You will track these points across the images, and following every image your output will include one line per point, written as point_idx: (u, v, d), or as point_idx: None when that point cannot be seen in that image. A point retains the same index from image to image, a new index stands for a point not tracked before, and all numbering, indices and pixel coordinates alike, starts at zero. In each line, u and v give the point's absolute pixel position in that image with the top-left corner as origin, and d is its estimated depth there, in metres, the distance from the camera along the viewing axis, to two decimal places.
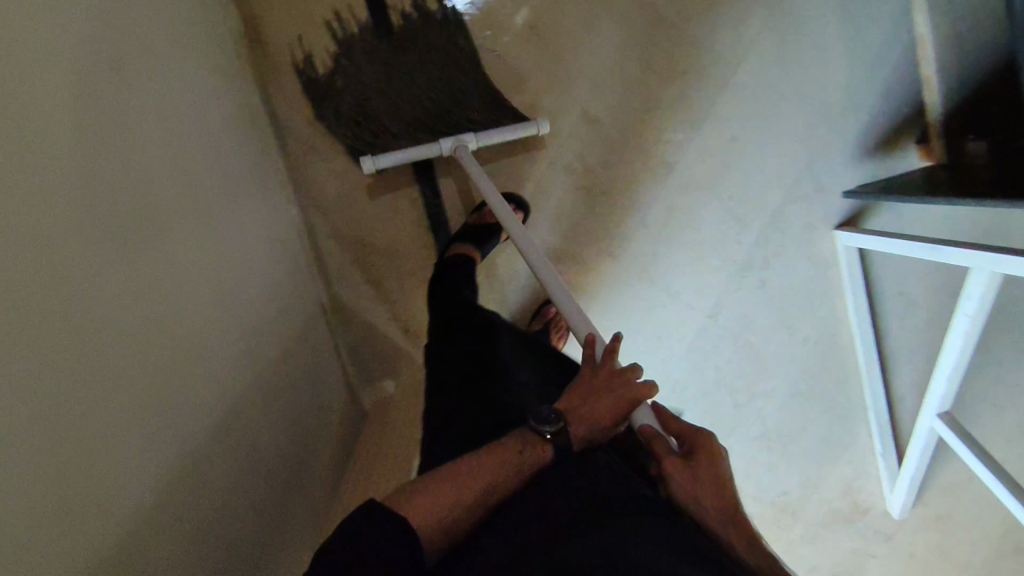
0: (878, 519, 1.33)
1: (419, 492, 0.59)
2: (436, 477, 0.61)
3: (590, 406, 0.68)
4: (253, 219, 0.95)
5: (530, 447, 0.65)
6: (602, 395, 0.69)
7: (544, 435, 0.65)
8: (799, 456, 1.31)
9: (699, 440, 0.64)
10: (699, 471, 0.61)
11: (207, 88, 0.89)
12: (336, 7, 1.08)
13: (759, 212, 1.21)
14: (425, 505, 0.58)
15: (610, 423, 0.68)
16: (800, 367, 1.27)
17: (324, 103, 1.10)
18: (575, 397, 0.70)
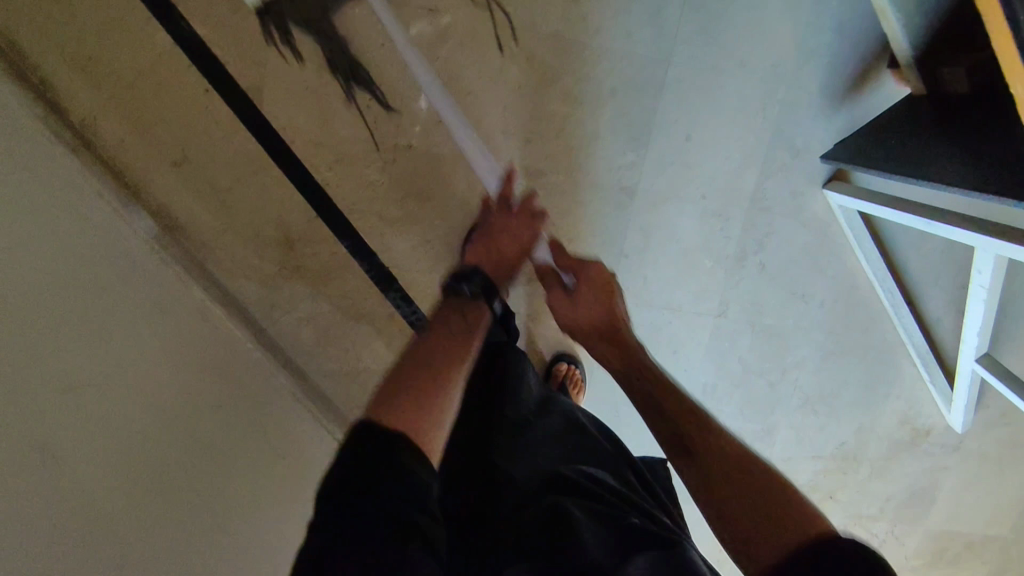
0: (941, 435, 1.32)
1: (404, 417, 0.56)
2: (421, 393, 0.59)
3: (500, 241, 0.84)
4: (238, 422, 0.96)
5: (465, 298, 0.75)
6: (502, 233, 0.85)
7: (468, 295, 0.76)
8: (848, 408, 1.28)
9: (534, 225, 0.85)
10: (580, 297, 0.81)
11: (140, 326, 0.88)
12: (236, 164, 1.02)
13: (738, 198, 1.12)
14: (405, 418, 0.56)
15: (516, 257, 0.83)
16: (828, 328, 1.22)
17: (264, 259, 1.07)
18: (481, 246, 0.84)
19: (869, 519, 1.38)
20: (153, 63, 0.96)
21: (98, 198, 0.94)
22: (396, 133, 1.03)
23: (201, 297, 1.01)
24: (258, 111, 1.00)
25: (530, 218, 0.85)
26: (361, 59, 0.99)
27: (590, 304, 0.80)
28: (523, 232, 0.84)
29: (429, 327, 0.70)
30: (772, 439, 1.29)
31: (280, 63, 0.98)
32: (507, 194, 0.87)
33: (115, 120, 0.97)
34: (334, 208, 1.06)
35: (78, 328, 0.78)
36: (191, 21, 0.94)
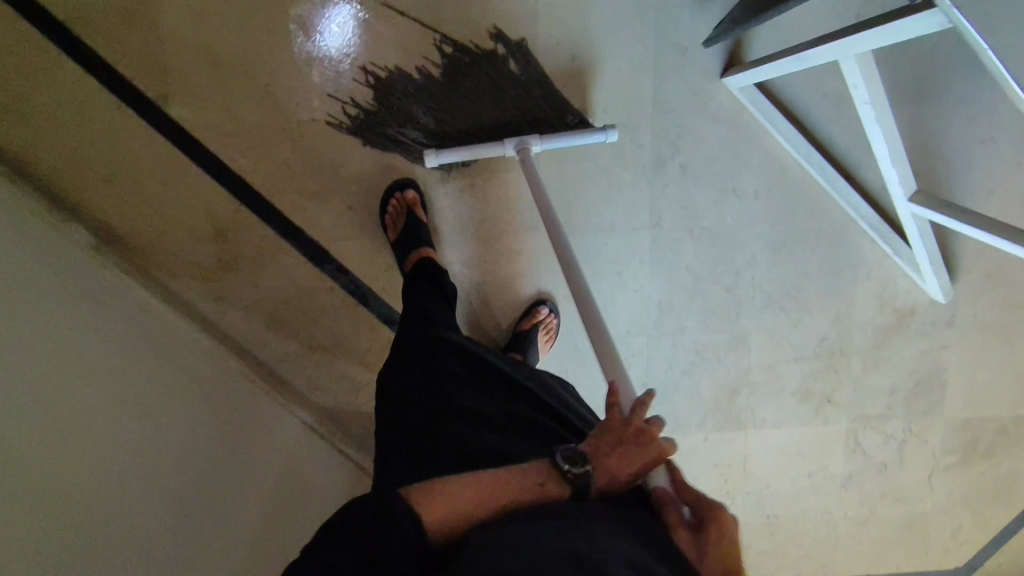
0: (928, 312, 1.25)
1: (443, 500, 0.56)
2: (460, 489, 0.58)
3: (617, 455, 0.63)
4: (186, 397, 0.99)
5: (551, 472, 0.61)
6: (632, 446, 0.64)
7: (563, 468, 0.61)
8: (818, 300, 1.24)
9: (716, 517, 0.60)
10: (704, 535, 0.60)
11: (83, 309, 0.94)
12: (158, 169, 1.10)
13: (639, 106, 1.14)
14: (447, 504, 0.56)
15: (627, 478, 0.63)
16: (770, 219, 1.20)
17: (200, 254, 1.13)
18: (601, 442, 0.64)
19: (879, 418, 1.29)
20: (70, 91, 1.06)
21: (33, 217, 1.02)
22: (297, 111, 1.10)
23: (140, 295, 1.07)
24: (169, 115, 1.08)
25: (658, 437, 0.66)
26: (252, 48, 1.07)
27: (706, 547, 0.59)
28: (653, 464, 0.64)
29: (503, 479, 0.60)
30: (746, 348, 1.24)
31: (180, 66, 1.07)
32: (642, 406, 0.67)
33: (44, 148, 1.07)
34: (255, 192, 1.12)
35: (13, 303, 0.82)
36: (94, 47, 1.05)
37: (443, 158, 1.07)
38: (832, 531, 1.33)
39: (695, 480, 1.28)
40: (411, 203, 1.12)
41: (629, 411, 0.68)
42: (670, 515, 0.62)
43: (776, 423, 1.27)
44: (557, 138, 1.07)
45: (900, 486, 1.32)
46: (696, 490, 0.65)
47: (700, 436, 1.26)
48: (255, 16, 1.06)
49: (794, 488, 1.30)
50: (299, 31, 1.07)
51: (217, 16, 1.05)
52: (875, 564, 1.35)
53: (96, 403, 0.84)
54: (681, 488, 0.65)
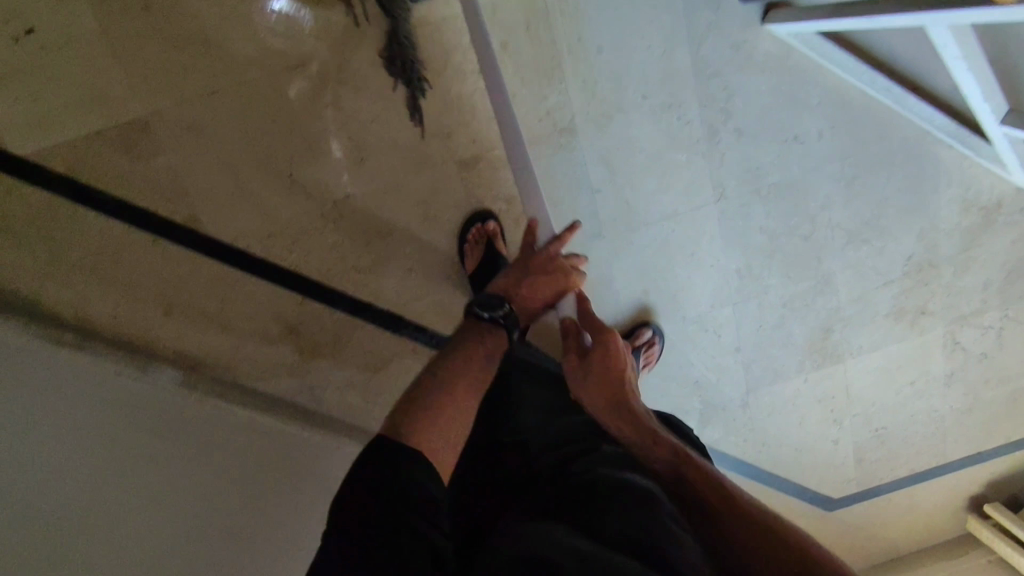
0: (1015, 201, 1.20)
1: (422, 425, 0.63)
2: (439, 407, 0.66)
3: (529, 291, 0.86)
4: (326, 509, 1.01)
5: (486, 328, 0.80)
6: (542, 279, 0.88)
7: (483, 318, 0.81)
8: (899, 221, 1.18)
9: (602, 337, 0.79)
10: (591, 364, 0.77)
11: (209, 457, 0.95)
12: (214, 287, 1.07)
13: (679, 81, 1.04)
14: (429, 429, 0.64)
15: (541, 303, 0.88)
16: (838, 156, 1.12)
17: (283, 354, 1.12)
18: (517, 268, 0.90)
19: (974, 315, 1.28)
20: (100, 239, 1.01)
21: (115, 376, 0.98)
22: (328, 193, 1.03)
23: (241, 415, 1.07)
24: (204, 235, 1.03)
25: (570, 270, 0.89)
26: (264, 141, 0.99)
27: (594, 376, 0.76)
28: (556, 283, 0.88)
29: (454, 365, 0.74)
30: (832, 287, 1.21)
31: (198, 182, 1.00)
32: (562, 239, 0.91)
33: (97, 301, 1.03)
34: (313, 283, 1.08)
35: None
36: (107, 190, 0.98)
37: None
38: (940, 425, 1.37)
39: (804, 418, 1.31)
40: (491, 235, 1.06)
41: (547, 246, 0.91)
42: (569, 342, 0.83)
43: (873, 347, 1.27)
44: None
45: (1003, 369, 1.33)
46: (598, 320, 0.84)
47: (800, 379, 1.27)
48: (257, 109, 0.98)
49: (898, 398, 1.33)
50: (306, 111, 0.99)
51: (219, 122, 0.98)
52: (987, 442, 1.39)
53: None
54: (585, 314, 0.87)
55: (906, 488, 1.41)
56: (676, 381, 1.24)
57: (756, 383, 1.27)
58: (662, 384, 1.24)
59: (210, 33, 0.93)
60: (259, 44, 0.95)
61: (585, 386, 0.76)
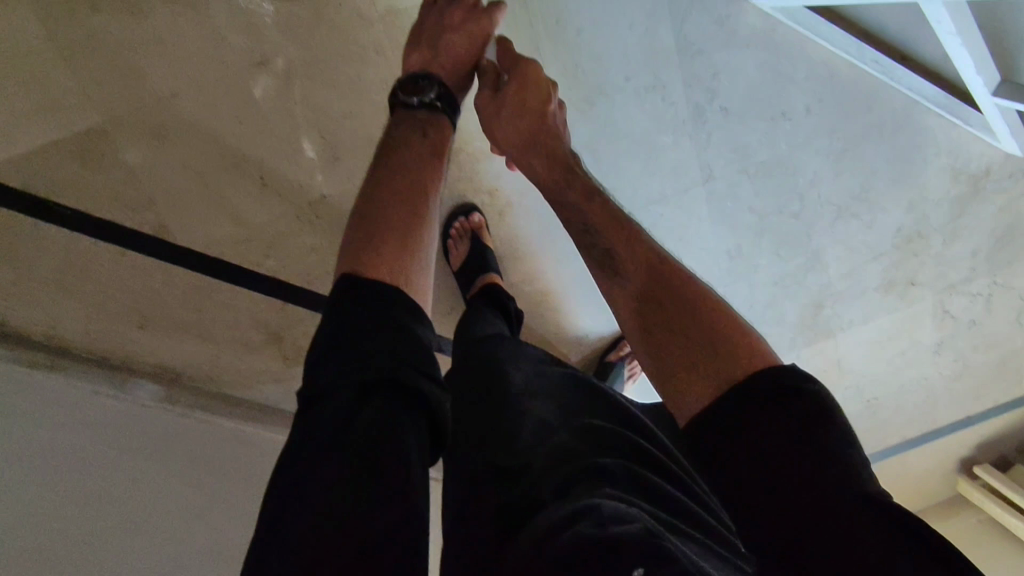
0: (1005, 168, 1.18)
1: (378, 249, 0.55)
2: (385, 218, 0.57)
3: (449, 57, 0.77)
4: None
5: (416, 115, 0.70)
6: (456, 36, 0.78)
7: (411, 100, 0.71)
8: (889, 193, 1.17)
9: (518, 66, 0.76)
10: (505, 97, 0.75)
11: None
12: (191, 295, 1.03)
13: (662, 60, 1.00)
14: (387, 257, 0.55)
15: (467, 62, 0.79)
16: (826, 131, 1.10)
17: (266, 360, 1.09)
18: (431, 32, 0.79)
19: (964, 283, 1.27)
20: (65, 253, 0.96)
21: (95, 397, 0.94)
22: (302, 194, 0.99)
23: (228, 425, 1.05)
24: (176, 245, 0.98)
25: (484, 21, 0.79)
26: (232, 143, 0.94)
27: (514, 105, 0.75)
28: (472, 40, 0.79)
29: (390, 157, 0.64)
30: (822, 263, 1.20)
31: (166, 189, 0.95)
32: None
33: (67, 317, 0.99)
34: (293, 287, 1.05)
35: None
36: (68, 204, 0.92)
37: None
38: (930, 392, 1.37)
39: None
40: (475, 228, 1.06)
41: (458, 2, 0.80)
42: (486, 79, 0.78)
43: (863, 320, 1.27)
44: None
45: (992, 335, 1.33)
46: (513, 54, 0.78)
47: (792, 355, 1.27)
48: (222, 110, 0.92)
49: (888, 368, 1.33)
50: (274, 110, 0.94)
51: (182, 127, 0.92)
52: (975, 407, 1.41)
53: None
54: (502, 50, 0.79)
55: (897, 455, 1.42)
56: None
57: None
58: None
59: (164, 32, 0.87)
60: (218, 40, 0.89)
61: (503, 123, 0.75)
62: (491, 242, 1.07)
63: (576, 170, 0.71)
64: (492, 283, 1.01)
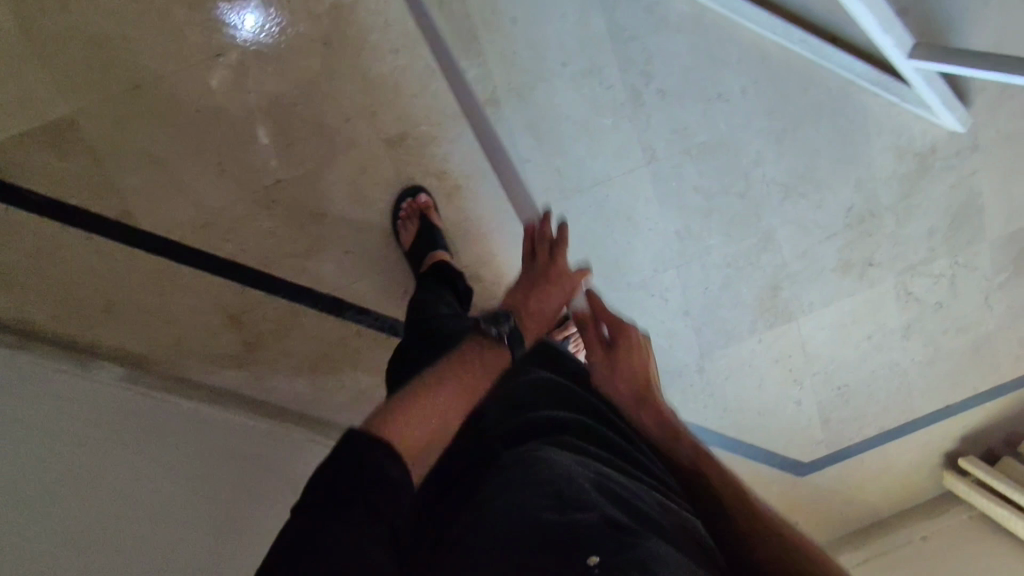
0: (949, 146, 1.20)
1: (400, 419, 0.55)
2: (411, 401, 0.58)
3: (532, 300, 0.79)
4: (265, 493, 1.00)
5: (492, 341, 0.69)
6: (546, 284, 0.81)
7: (492, 332, 0.69)
8: (835, 172, 1.19)
9: (624, 334, 0.74)
10: (616, 357, 0.74)
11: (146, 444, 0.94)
12: (155, 281, 1.08)
13: (596, 46, 1.06)
14: (408, 422, 0.55)
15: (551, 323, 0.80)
16: (765, 111, 1.13)
17: (227, 346, 1.13)
18: (521, 290, 0.81)
19: (924, 263, 1.27)
20: (36, 239, 1.02)
21: (57, 372, 0.98)
22: (257, 179, 1.05)
23: (188, 406, 1.06)
24: (138, 229, 1.05)
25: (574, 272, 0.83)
26: (191, 132, 1.01)
27: (623, 369, 0.73)
28: (567, 294, 0.82)
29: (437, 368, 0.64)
30: (775, 244, 1.22)
31: (129, 177, 1.02)
32: (546, 237, 0.85)
33: (38, 300, 1.05)
34: (252, 271, 1.10)
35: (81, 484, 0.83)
36: (40, 190, 1.00)
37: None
38: (903, 380, 1.35)
39: (762, 380, 1.30)
40: (423, 208, 1.08)
41: (550, 251, 0.84)
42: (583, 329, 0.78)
43: (824, 303, 1.27)
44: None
45: (960, 318, 1.32)
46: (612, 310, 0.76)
47: (754, 340, 1.27)
48: (180, 101, 0.99)
49: (856, 354, 1.32)
50: (229, 99, 1.01)
51: (142, 116, 0.99)
52: (953, 395, 1.38)
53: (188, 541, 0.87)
54: (592, 304, 0.78)
55: (876, 447, 1.39)
56: None
57: (710, 345, 1.26)
58: None
59: (128, 28, 0.96)
60: (177, 35, 0.97)
61: (614, 380, 0.74)
62: (439, 223, 1.09)
63: (682, 437, 0.69)
64: (443, 262, 1.04)
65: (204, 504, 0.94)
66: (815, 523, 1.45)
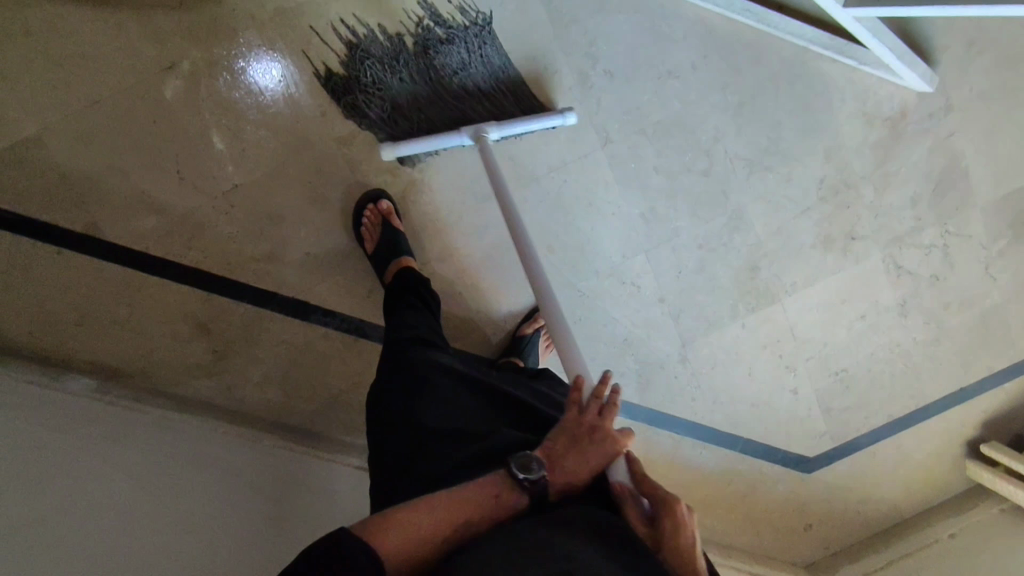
0: (919, 107, 1.16)
1: (392, 529, 0.56)
2: (406, 513, 0.57)
3: (572, 457, 0.65)
4: (225, 493, 0.98)
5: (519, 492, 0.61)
6: (592, 443, 0.66)
7: (517, 476, 0.61)
8: (800, 142, 1.16)
9: (665, 505, 0.60)
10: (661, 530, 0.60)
11: (101, 443, 0.94)
12: (121, 292, 1.09)
13: (538, 33, 1.08)
14: (398, 531, 0.56)
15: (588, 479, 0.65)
16: (719, 85, 1.12)
17: (195, 355, 1.13)
18: (558, 442, 0.66)
19: (911, 234, 1.21)
20: (7, 255, 1.06)
21: (22, 382, 1.00)
22: (215, 185, 1.08)
23: (157, 414, 1.07)
24: (103, 241, 1.07)
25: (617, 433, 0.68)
26: (149, 143, 1.05)
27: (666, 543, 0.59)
28: (603, 461, 0.66)
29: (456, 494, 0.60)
30: (747, 221, 1.18)
31: (92, 190, 1.06)
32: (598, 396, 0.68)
33: (9, 316, 1.07)
34: (215, 278, 1.11)
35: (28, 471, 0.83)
36: (8, 207, 1.04)
37: (400, 150, 1.03)
38: (907, 362, 1.27)
39: (751, 367, 1.24)
40: (386, 213, 1.08)
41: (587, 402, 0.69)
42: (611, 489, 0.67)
43: (809, 281, 1.21)
44: (514, 124, 1.04)
45: (960, 291, 1.24)
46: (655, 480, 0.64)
47: (737, 325, 1.21)
48: (139, 112, 1.04)
49: (850, 336, 1.24)
50: (184, 109, 1.05)
51: (104, 131, 1.04)
52: (965, 375, 1.28)
53: (135, 531, 0.85)
54: (640, 477, 0.65)
55: (888, 437, 1.30)
56: (604, 342, 1.19)
57: (692, 334, 1.21)
58: (588, 347, 1.19)
59: (86, 47, 1.01)
60: (131, 51, 1.02)
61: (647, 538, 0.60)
62: (402, 227, 1.10)
63: None
64: (407, 266, 1.04)
65: (176, 507, 0.91)
66: (833, 528, 1.34)
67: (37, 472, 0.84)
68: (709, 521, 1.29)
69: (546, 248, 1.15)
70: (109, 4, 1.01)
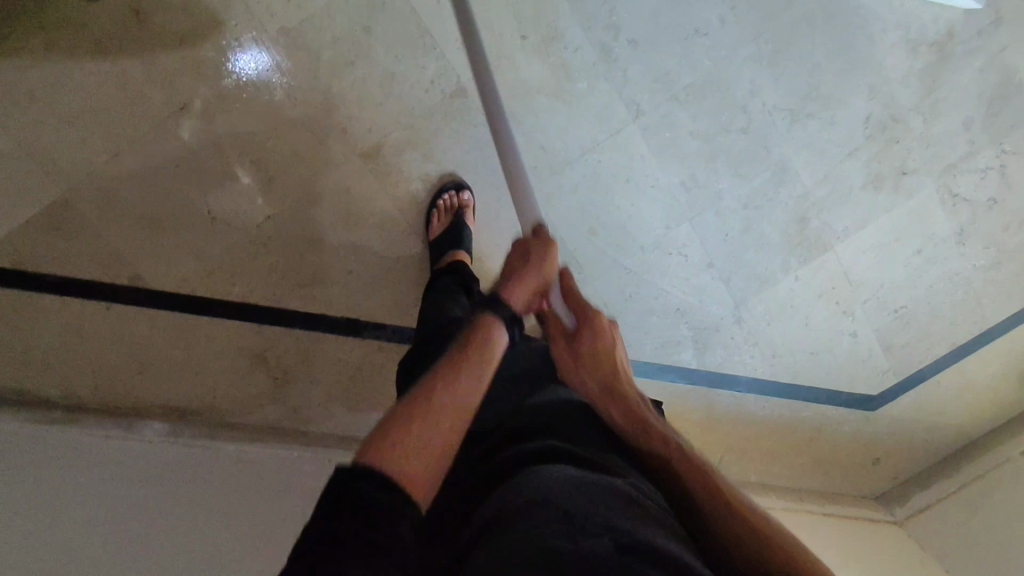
0: (966, 27, 1.08)
1: (403, 442, 0.44)
2: (407, 423, 0.46)
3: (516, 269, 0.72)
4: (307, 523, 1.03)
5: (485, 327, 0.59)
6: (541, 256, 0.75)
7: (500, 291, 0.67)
8: (842, 83, 1.09)
9: (591, 320, 0.71)
10: (580, 347, 0.69)
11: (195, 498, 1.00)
12: (177, 335, 1.10)
13: (551, 8, 1.01)
14: (410, 447, 0.44)
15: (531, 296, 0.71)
16: (750, 36, 1.05)
17: (257, 383, 1.14)
18: (515, 251, 0.76)
19: (964, 160, 1.16)
20: (58, 316, 1.06)
21: (103, 442, 1.03)
22: (247, 219, 1.06)
23: (230, 449, 1.09)
24: (150, 289, 1.08)
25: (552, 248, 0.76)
26: (175, 185, 1.03)
27: (592, 350, 0.69)
28: (538, 280, 0.71)
29: (438, 384, 0.50)
30: (792, 174, 1.13)
31: (127, 242, 1.05)
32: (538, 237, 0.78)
33: (74, 376, 1.08)
34: (264, 309, 1.11)
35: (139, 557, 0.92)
36: (52, 273, 1.04)
37: None
38: (968, 290, 1.24)
39: (808, 318, 1.22)
40: (461, 207, 1.08)
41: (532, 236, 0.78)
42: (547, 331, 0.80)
43: (861, 226, 1.17)
44: None
45: (1019, 211, 1.20)
46: (580, 293, 0.74)
47: (790, 279, 1.19)
48: (157, 159, 1.02)
49: (908, 273, 1.21)
50: (204, 148, 1.02)
51: (128, 182, 1.02)
52: None
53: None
54: (569, 293, 0.75)
55: (952, 365, 1.28)
56: (657, 315, 1.18)
57: (744, 295, 1.19)
58: (642, 323, 1.18)
59: (94, 102, 0.98)
60: (140, 96, 0.99)
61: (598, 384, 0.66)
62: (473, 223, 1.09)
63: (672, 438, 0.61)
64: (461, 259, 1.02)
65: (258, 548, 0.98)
66: (901, 457, 1.36)
67: (109, 563, 0.91)
68: (777, 468, 1.32)
69: (588, 229, 1.12)
70: (111, 53, 0.97)
